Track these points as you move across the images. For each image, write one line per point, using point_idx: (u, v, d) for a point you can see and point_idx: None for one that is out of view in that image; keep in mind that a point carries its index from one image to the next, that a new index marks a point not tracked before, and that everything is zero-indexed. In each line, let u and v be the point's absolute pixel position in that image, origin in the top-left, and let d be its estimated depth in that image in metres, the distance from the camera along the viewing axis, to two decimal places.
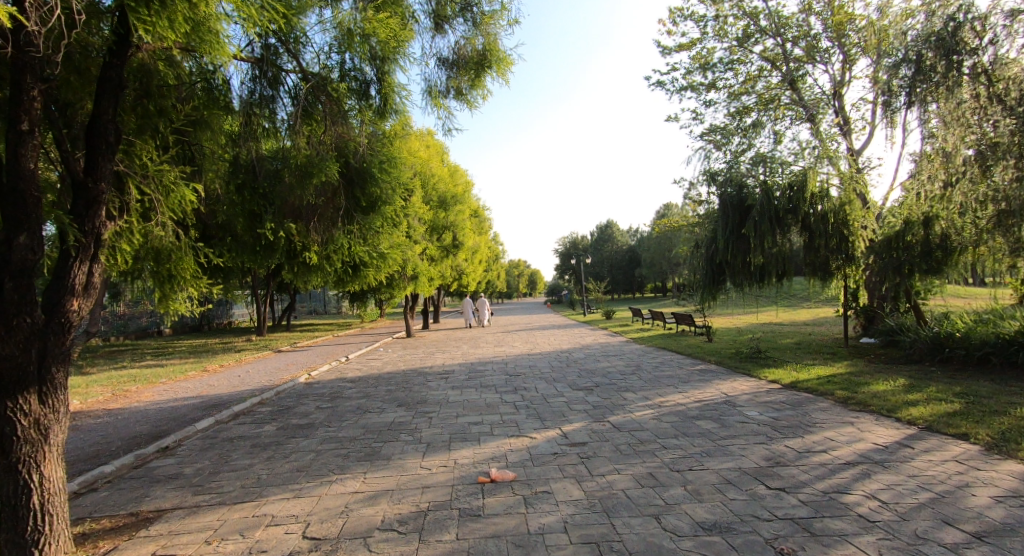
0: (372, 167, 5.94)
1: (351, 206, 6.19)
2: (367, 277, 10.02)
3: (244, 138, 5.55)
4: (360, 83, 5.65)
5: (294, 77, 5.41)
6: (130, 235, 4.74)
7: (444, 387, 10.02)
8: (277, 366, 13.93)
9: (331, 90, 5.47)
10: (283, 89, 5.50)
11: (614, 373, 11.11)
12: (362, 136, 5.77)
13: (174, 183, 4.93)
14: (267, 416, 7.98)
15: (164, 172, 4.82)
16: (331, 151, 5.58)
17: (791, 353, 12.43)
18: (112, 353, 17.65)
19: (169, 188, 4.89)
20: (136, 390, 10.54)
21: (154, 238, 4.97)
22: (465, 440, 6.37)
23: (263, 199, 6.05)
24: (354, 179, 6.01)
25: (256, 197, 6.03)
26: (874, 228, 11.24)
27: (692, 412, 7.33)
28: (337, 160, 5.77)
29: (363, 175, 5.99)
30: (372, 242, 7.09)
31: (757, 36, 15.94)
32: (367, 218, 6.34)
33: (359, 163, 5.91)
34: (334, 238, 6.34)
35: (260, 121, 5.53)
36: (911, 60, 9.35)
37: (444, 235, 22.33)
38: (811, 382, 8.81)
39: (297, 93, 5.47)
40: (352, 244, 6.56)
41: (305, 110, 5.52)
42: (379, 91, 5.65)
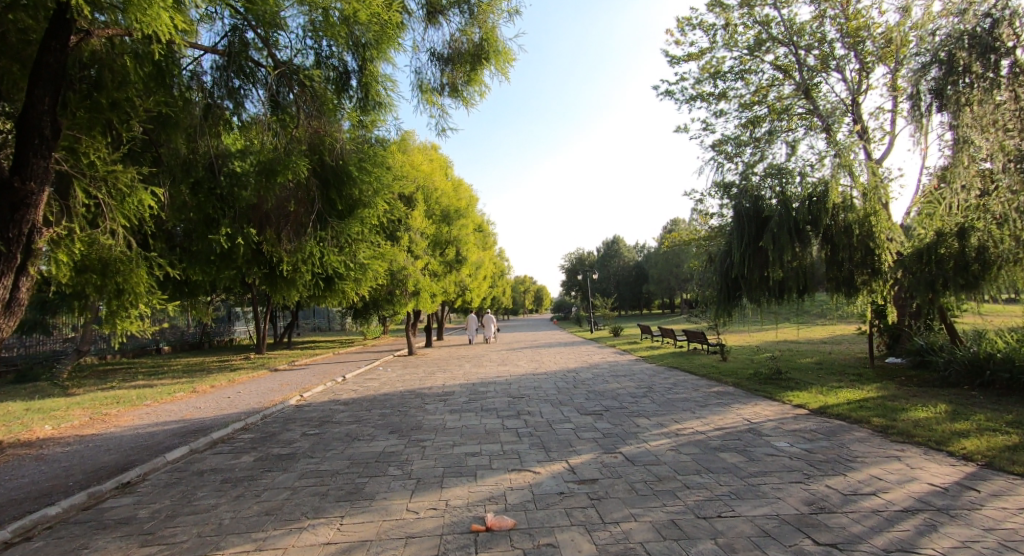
0: (350, 165, 6.47)
1: (325, 210, 6.73)
2: (348, 292, 9.75)
3: (200, 132, 5.76)
4: (338, 73, 6.03)
5: (266, 69, 5.86)
6: (77, 239, 5.26)
7: (443, 411, 9.33)
8: (271, 387, 13.31)
9: (301, 78, 5.96)
10: (257, 81, 5.95)
11: (625, 395, 10.38)
12: (339, 133, 6.23)
13: (130, 185, 5.50)
14: (247, 444, 7.34)
15: (116, 174, 5.41)
16: (303, 146, 6.03)
17: (814, 374, 11.67)
18: (104, 372, 17.12)
19: (123, 191, 5.48)
20: (117, 413, 9.91)
21: (100, 245, 5.40)
22: (460, 475, 5.67)
23: (221, 204, 6.56)
24: (329, 182, 6.53)
25: (212, 198, 6.44)
26: (902, 241, 10.56)
27: (714, 442, 6.60)
28: (311, 157, 6.30)
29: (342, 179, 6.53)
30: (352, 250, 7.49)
31: (768, 44, 15.44)
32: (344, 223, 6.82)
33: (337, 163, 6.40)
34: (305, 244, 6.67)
35: (223, 111, 5.91)
36: (941, 61, 8.77)
37: (447, 250, 21.76)
38: (842, 407, 8.09)
39: (266, 81, 5.93)
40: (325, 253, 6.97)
41: (277, 100, 5.99)
42: (360, 79, 6.00)
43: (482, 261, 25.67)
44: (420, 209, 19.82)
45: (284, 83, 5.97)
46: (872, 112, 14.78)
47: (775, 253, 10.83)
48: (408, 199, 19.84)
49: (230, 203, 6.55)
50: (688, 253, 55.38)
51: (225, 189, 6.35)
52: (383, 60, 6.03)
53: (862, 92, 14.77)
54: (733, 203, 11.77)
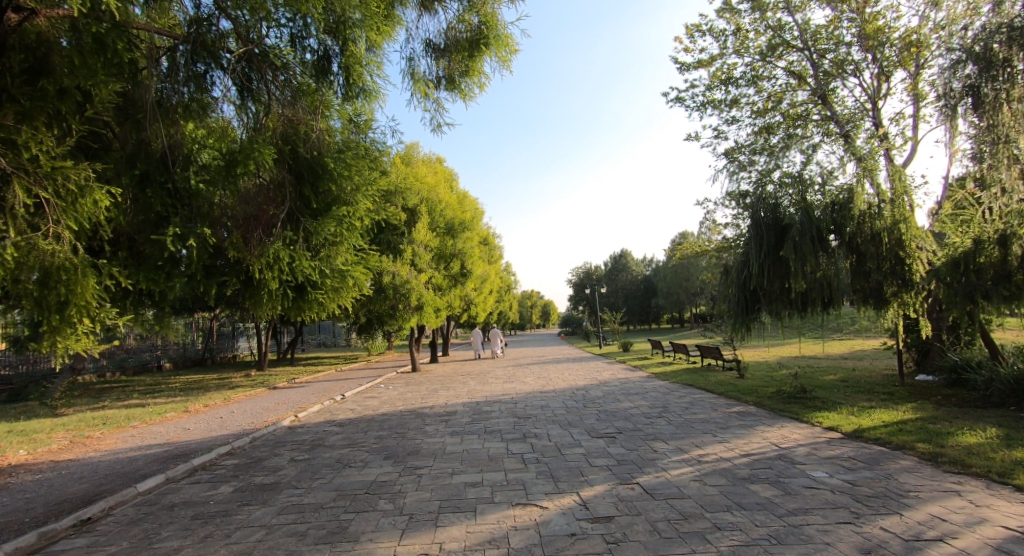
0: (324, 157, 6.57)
1: (300, 207, 6.76)
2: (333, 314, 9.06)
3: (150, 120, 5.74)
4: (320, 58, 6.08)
5: (230, 56, 5.77)
6: (20, 244, 4.80)
7: (443, 433, 8.70)
8: (267, 406, 12.70)
9: (273, 59, 6.02)
10: (220, 62, 5.80)
11: (639, 416, 9.71)
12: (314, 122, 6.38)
13: (84, 184, 5.18)
14: (228, 471, 6.73)
15: (64, 169, 5.03)
16: (276, 138, 6.28)
17: (840, 393, 11.00)
18: (100, 390, 16.61)
19: (78, 190, 5.14)
20: (99, 436, 9.32)
21: (40, 249, 4.88)
22: (458, 510, 5.04)
23: (172, 200, 6.23)
24: (300, 178, 6.68)
25: (164, 197, 6.18)
26: (934, 249, 9.88)
27: (742, 471, 5.93)
28: (286, 148, 6.43)
29: (318, 173, 6.69)
30: (336, 258, 7.21)
31: (781, 49, 14.89)
32: (317, 221, 6.74)
33: (314, 157, 6.54)
34: (270, 248, 6.42)
35: (190, 95, 5.82)
36: (977, 55, 8.20)
37: (452, 264, 21.21)
38: (879, 431, 7.43)
39: (229, 66, 5.82)
40: (297, 259, 6.63)
41: (244, 81, 6.05)
42: (341, 64, 6.14)
43: (488, 276, 24.94)
44: (424, 221, 19.45)
45: (252, 67, 6.01)
46: (892, 117, 14.14)
47: (797, 264, 10.17)
48: (411, 211, 19.57)
49: (187, 200, 6.34)
50: (698, 266, 54.54)
51: (178, 183, 6.21)
52: (366, 44, 6.09)
53: (880, 98, 14.14)
54: (749, 212, 11.17)
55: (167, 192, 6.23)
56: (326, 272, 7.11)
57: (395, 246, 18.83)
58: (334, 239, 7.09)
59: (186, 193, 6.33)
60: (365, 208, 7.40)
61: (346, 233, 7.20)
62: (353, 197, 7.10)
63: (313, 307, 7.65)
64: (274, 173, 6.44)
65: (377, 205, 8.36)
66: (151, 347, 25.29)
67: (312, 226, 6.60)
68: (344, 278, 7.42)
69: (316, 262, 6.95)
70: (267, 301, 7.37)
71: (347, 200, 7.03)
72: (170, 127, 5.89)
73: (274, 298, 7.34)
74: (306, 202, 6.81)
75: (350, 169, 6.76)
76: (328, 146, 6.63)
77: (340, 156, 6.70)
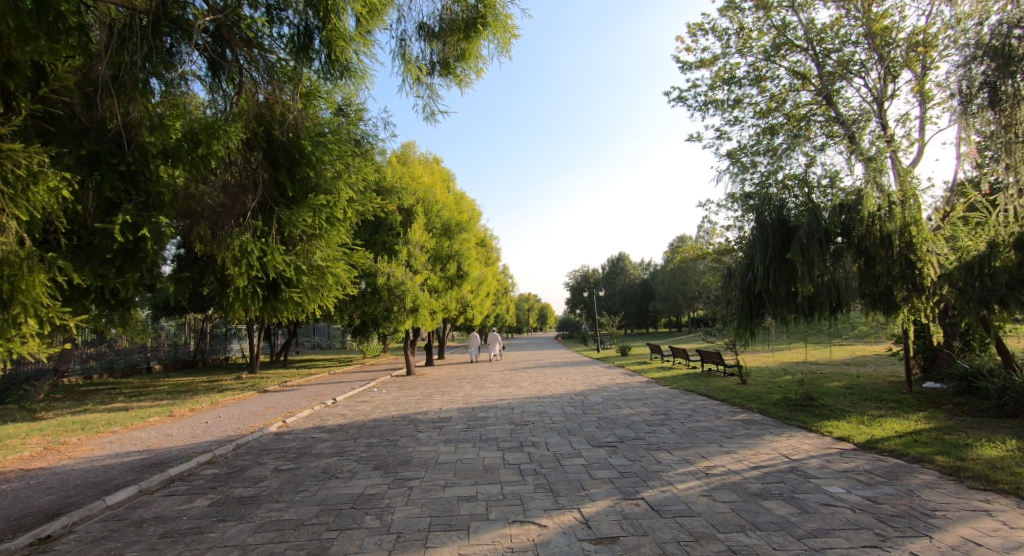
0: (302, 141, 6.11)
1: (275, 195, 6.36)
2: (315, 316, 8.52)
3: (99, 94, 5.13)
4: (301, 37, 5.99)
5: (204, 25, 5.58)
6: None
7: (436, 442, 8.31)
8: (255, 410, 12.30)
9: (245, 32, 5.83)
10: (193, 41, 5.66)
11: (640, 424, 9.35)
12: (292, 104, 6.09)
13: (37, 167, 4.39)
14: (207, 482, 6.33)
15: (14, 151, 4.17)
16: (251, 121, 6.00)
17: (847, 400, 10.66)
18: (84, 393, 16.14)
19: (31, 174, 4.33)
20: (75, 442, 8.89)
21: None
22: (450, 529, 4.65)
23: (126, 184, 5.43)
24: (274, 161, 6.29)
25: (120, 181, 5.38)
26: (946, 253, 9.52)
27: (754, 485, 5.58)
28: (260, 130, 6.12)
29: (296, 159, 6.29)
30: (314, 254, 6.76)
31: (786, 48, 14.54)
32: (291, 210, 6.32)
33: (291, 141, 6.14)
34: (232, 240, 6.00)
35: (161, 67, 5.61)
36: (994, 49, 7.89)
37: (448, 265, 20.78)
38: (892, 442, 7.09)
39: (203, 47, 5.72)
40: (268, 254, 6.26)
41: (217, 60, 5.92)
42: (324, 40, 5.99)
43: (485, 277, 24.55)
44: (420, 221, 19.10)
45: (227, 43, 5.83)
46: (898, 119, 13.84)
47: (804, 267, 9.88)
48: (407, 211, 19.23)
49: (144, 187, 5.56)
50: (695, 270, 54.34)
51: (136, 166, 5.45)
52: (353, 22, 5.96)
53: (886, 99, 13.83)
54: (754, 214, 10.86)
55: (119, 175, 5.41)
56: (303, 269, 6.68)
57: (390, 247, 18.51)
58: (312, 232, 6.69)
59: (145, 176, 5.53)
60: (347, 199, 6.98)
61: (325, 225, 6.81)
62: (335, 187, 6.65)
63: (287, 307, 7.10)
64: (248, 155, 6.21)
65: (364, 198, 7.95)
66: (141, 349, 24.84)
67: (286, 219, 6.20)
68: (324, 275, 6.96)
69: (291, 259, 6.54)
70: (234, 300, 6.69)
71: (329, 190, 6.58)
72: (127, 102, 5.33)
73: (241, 298, 6.68)
74: (283, 191, 6.41)
75: (331, 156, 6.34)
76: (309, 131, 6.22)
77: (321, 141, 6.26)
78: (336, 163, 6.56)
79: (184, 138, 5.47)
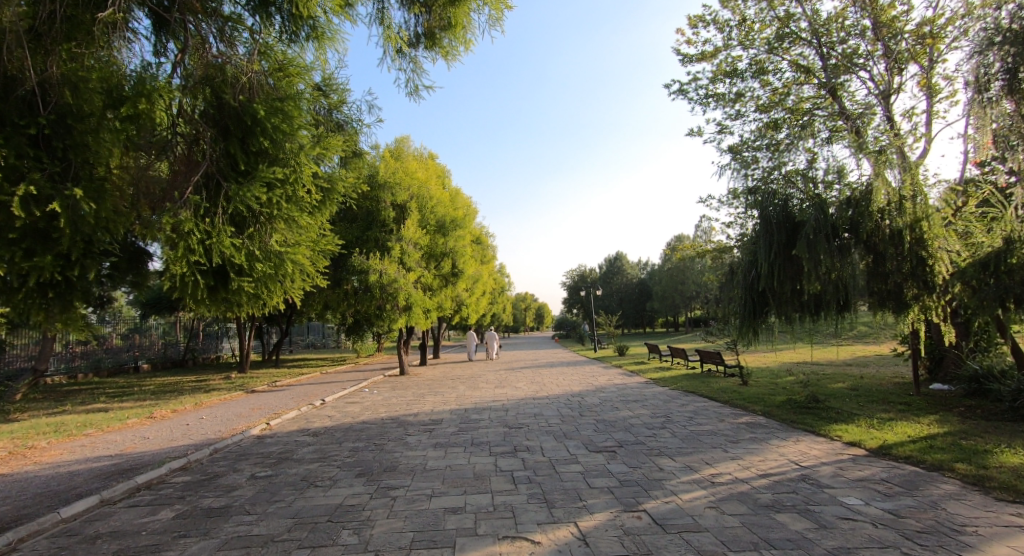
0: (257, 109, 6.00)
1: (225, 168, 6.22)
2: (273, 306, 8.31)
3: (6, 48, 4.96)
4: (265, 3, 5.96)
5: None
6: None
7: (425, 446, 7.88)
8: (239, 411, 11.83)
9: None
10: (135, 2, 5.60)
11: (639, 427, 8.94)
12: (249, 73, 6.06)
13: None
14: (176, 491, 5.88)
15: None
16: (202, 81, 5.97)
17: (853, 402, 10.28)
18: (65, 393, 15.64)
19: None
20: (45, 446, 8.43)
21: None
22: (432, 546, 4.22)
23: (38, 149, 5.20)
24: (225, 130, 6.22)
25: (33, 147, 5.17)
26: (959, 250, 9.06)
27: (765, 496, 5.17)
28: (208, 91, 6.03)
29: (249, 129, 6.26)
30: (269, 238, 6.83)
31: (791, 39, 14.09)
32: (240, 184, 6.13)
33: (241, 109, 6.09)
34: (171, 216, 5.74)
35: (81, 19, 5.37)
36: (1015, 34, 7.49)
37: (443, 263, 20.31)
38: (907, 447, 6.70)
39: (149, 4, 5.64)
40: (213, 236, 6.08)
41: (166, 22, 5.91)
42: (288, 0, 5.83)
43: (480, 275, 24.06)
44: (413, 217, 18.73)
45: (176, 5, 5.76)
46: (904, 112, 13.46)
47: (810, 264, 9.48)
48: (400, 207, 18.84)
49: (60, 154, 5.35)
50: (693, 269, 54.16)
51: (50, 130, 5.24)
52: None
53: (892, 93, 13.47)
54: (757, 209, 10.48)
55: (30, 139, 5.15)
56: (256, 255, 6.67)
57: (383, 244, 18.08)
58: (268, 212, 6.66)
59: (61, 141, 5.31)
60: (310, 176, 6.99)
61: (285, 205, 6.76)
62: (293, 160, 6.65)
63: (238, 293, 6.95)
64: (189, 125, 6.07)
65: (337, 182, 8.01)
66: (129, 348, 24.31)
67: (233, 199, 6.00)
68: (281, 260, 7.01)
69: (242, 245, 6.50)
70: (177, 289, 6.46)
71: (287, 163, 6.59)
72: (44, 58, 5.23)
73: (185, 286, 6.45)
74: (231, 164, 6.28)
75: (289, 128, 6.31)
76: (267, 101, 6.17)
77: (278, 109, 6.21)
78: (293, 137, 6.51)
79: (106, 98, 5.47)
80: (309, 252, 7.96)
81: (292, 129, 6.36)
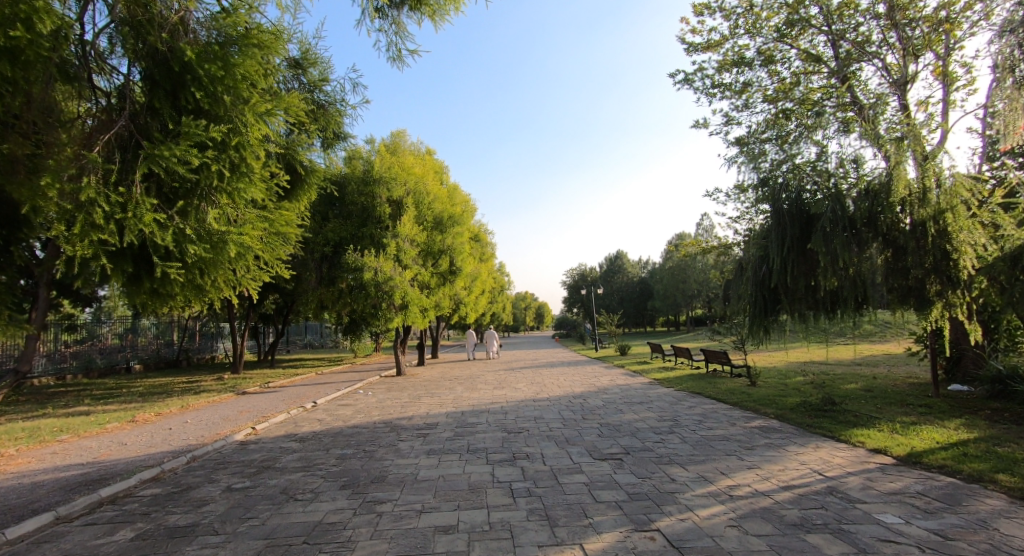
0: (180, 63, 7.78)
1: (150, 129, 8.16)
2: (220, 290, 9.65)
3: None
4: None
5: None
6: None
7: (418, 453, 7.36)
8: (227, 415, 11.29)
9: None
10: None
11: (646, 431, 8.43)
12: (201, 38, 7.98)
13: None
14: (141, 506, 5.36)
15: None
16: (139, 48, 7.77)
17: (868, 405, 9.82)
18: (52, 395, 15.15)
19: None
20: (13, 453, 7.90)
21: None
22: None
23: None
24: (158, 86, 8.08)
25: None
26: (985, 243, 8.52)
27: (792, 512, 4.64)
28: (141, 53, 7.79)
29: (177, 80, 8.05)
30: (206, 217, 8.37)
31: (801, 27, 13.55)
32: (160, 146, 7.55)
33: (170, 52, 7.80)
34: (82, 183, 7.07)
35: None
36: None
37: (440, 261, 19.73)
38: (938, 455, 6.19)
39: None
40: (128, 212, 7.31)
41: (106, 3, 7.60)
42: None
43: (480, 274, 23.45)
44: (410, 214, 18.21)
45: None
46: (919, 102, 12.94)
47: (827, 258, 8.99)
48: (398, 204, 18.38)
49: None
50: (694, 268, 53.69)
51: None
52: None
53: (905, 82, 12.96)
54: (769, 202, 10.00)
55: None
56: (190, 237, 8.04)
57: (378, 240, 17.63)
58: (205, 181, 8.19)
59: None
60: (257, 137, 8.55)
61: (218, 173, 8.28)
62: (235, 117, 8.29)
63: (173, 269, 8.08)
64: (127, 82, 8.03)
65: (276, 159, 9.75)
66: (121, 348, 23.79)
67: (140, 159, 7.41)
68: (220, 238, 8.38)
69: (171, 224, 7.93)
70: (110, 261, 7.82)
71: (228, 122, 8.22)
72: None
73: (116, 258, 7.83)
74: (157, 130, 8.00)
75: (223, 84, 7.99)
76: (207, 53, 7.85)
77: (214, 60, 7.85)
78: (234, 93, 8.20)
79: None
80: (262, 230, 9.34)
81: (225, 83, 8.00)
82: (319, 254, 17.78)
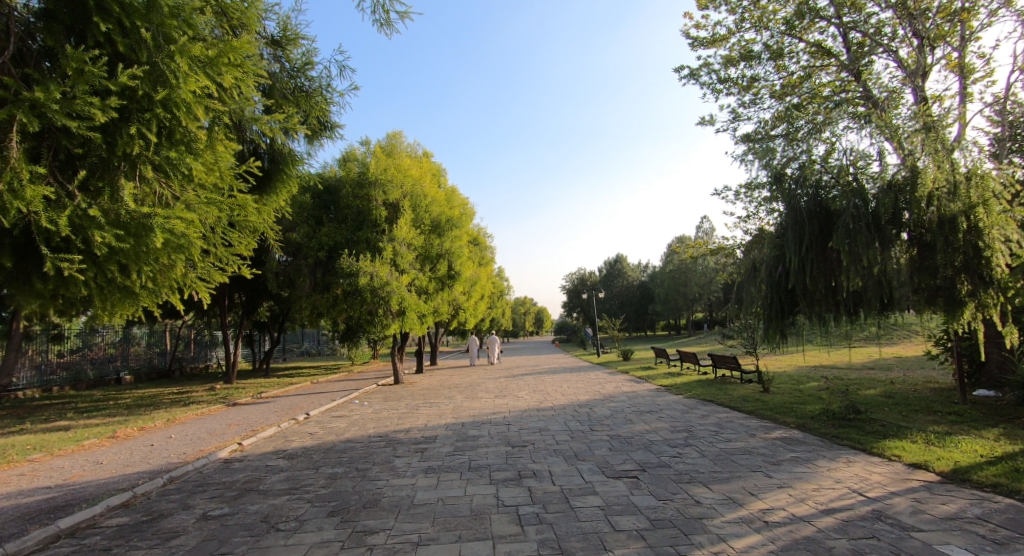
0: None
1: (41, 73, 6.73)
2: (156, 288, 8.34)
3: None
4: None
5: None
6: None
7: (415, 472, 6.76)
8: (214, 429, 10.68)
9: None
10: None
11: (661, 444, 7.87)
12: None
13: None
14: (102, 540, 4.75)
15: None
16: None
17: (894, 413, 9.27)
18: (33, 409, 14.45)
19: None
20: None
21: None
22: None
23: None
24: (56, 21, 6.76)
25: None
26: (1018, 239, 7.96)
27: (842, 543, 4.07)
28: None
29: (82, 14, 6.76)
30: (125, 197, 6.97)
31: (810, 20, 13.10)
32: (47, 95, 6.12)
33: None
34: None
35: None
36: None
37: (439, 265, 19.13)
38: (987, 471, 5.65)
39: None
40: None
41: None
42: None
43: (479, 279, 22.84)
44: (407, 216, 17.68)
45: None
46: (934, 96, 12.47)
47: (849, 258, 8.58)
48: (394, 207, 17.90)
49: None
50: (695, 270, 53.26)
51: None
52: None
53: (919, 74, 12.50)
54: (784, 200, 9.57)
55: None
56: (95, 219, 6.68)
57: (374, 245, 17.10)
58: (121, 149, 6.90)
59: None
60: (192, 93, 7.10)
61: (136, 136, 6.94)
62: (160, 63, 6.92)
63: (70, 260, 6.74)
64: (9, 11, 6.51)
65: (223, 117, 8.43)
66: (110, 358, 23.06)
67: (10, 108, 5.92)
68: (142, 223, 7.01)
69: (71, 202, 6.58)
70: None
71: (152, 68, 6.89)
72: None
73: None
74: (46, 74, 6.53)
75: (141, 18, 6.69)
76: None
77: None
78: (160, 34, 6.92)
79: None
80: (208, 215, 8.13)
81: (146, 21, 6.74)
82: (313, 259, 17.05)
